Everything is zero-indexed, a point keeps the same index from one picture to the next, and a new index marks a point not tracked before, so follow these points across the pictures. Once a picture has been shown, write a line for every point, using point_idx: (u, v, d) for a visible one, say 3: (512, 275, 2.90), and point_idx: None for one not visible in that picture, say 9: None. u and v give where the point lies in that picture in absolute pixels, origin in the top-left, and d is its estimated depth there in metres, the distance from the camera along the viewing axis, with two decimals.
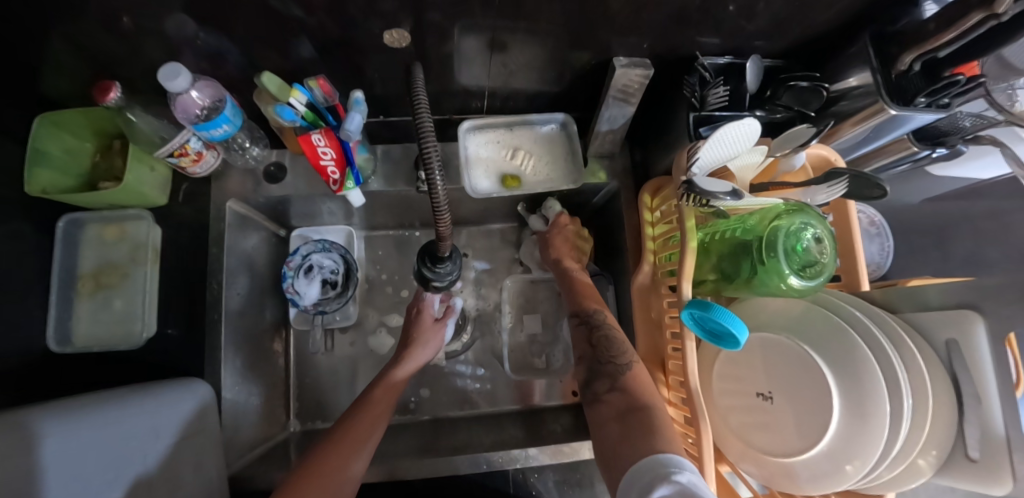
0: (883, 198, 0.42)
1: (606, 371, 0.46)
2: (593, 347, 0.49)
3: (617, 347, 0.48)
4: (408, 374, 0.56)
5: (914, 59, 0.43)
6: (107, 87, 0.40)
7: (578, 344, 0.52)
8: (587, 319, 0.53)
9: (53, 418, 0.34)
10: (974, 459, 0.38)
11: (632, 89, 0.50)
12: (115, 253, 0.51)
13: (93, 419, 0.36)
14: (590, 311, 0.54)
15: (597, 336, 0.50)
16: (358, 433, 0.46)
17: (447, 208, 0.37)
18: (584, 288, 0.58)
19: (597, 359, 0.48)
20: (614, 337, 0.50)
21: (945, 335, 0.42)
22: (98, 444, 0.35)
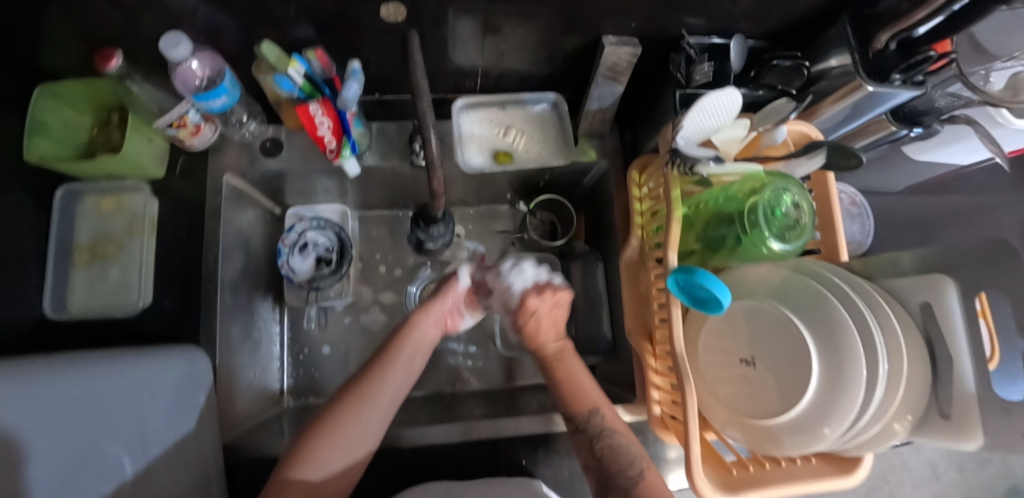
0: (861, 166, 0.44)
1: (617, 485, 0.42)
2: (599, 461, 0.44)
3: (625, 457, 0.43)
4: (432, 329, 0.52)
5: (890, 37, 0.44)
6: (109, 55, 0.41)
7: (580, 455, 0.47)
8: (586, 427, 0.46)
9: (43, 369, 0.33)
10: (947, 417, 0.40)
11: (620, 68, 0.51)
12: (111, 225, 0.52)
13: (86, 370, 0.36)
14: (586, 414, 0.47)
15: (601, 447, 0.45)
16: (387, 386, 0.44)
17: (442, 171, 0.39)
18: (577, 367, 0.51)
19: (605, 474, 0.44)
20: (621, 444, 0.44)
21: (919, 298, 0.43)
22: (96, 397, 0.35)
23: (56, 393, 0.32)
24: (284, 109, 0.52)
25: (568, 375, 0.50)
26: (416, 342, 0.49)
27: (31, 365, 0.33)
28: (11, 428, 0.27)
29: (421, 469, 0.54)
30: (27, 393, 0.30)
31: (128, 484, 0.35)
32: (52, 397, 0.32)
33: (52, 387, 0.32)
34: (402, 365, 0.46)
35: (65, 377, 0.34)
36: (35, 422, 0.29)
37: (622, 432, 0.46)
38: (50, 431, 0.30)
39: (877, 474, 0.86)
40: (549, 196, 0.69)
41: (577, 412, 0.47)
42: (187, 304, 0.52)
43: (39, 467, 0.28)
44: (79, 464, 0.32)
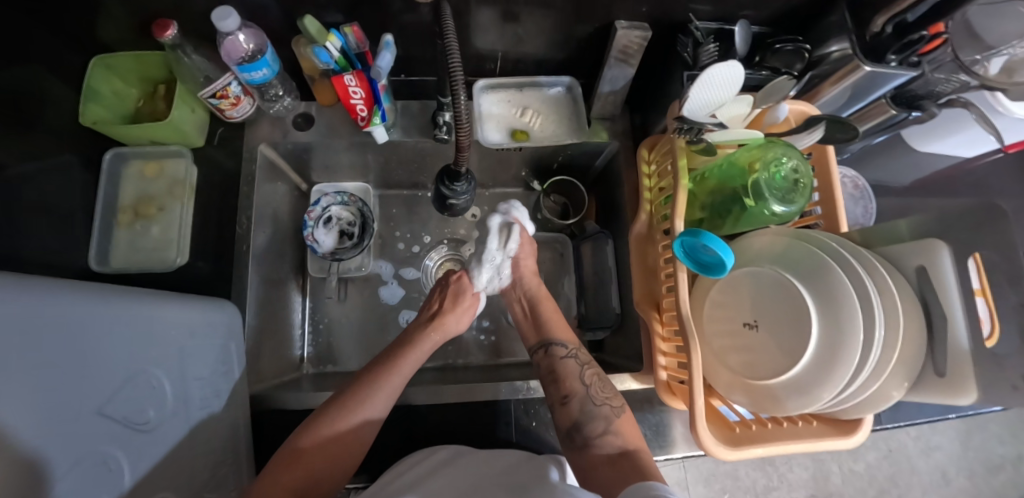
0: (855, 140, 0.47)
1: (601, 413, 0.49)
2: (586, 387, 0.51)
3: (609, 389, 0.52)
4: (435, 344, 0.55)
5: (885, 21, 0.48)
6: (165, 25, 0.45)
7: (560, 376, 0.53)
8: (574, 356, 0.54)
9: (103, 289, 0.35)
10: (942, 375, 0.41)
11: (631, 51, 0.55)
12: (154, 188, 0.56)
13: (137, 297, 0.38)
14: (574, 345, 0.56)
15: (590, 375, 0.52)
16: (373, 400, 0.46)
17: (468, 120, 0.42)
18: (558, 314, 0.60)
19: (590, 398, 0.50)
20: (602, 375, 0.53)
21: (915, 263, 0.45)
22: (143, 326, 0.38)
23: (111, 314, 0.34)
24: (316, 83, 0.57)
25: (549, 309, 0.60)
26: (417, 355, 0.52)
27: (96, 286, 0.35)
28: (64, 346, 0.29)
29: (434, 430, 0.56)
30: (87, 315, 0.32)
31: (169, 404, 0.39)
32: (107, 319, 0.34)
33: (109, 309, 0.34)
34: (398, 373, 0.49)
35: (119, 301, 0.36)
36: (86, 344, 0.31)
37: (597, 367, 0.54)
38: (101, 352, 0.32)
39: (883, 469, 0.86)
40: (562, 178, 0.73)
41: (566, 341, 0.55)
42: (220, 265, 0.56)
43: (89, 382, 0.31)
44: (127, 382, 0.35)
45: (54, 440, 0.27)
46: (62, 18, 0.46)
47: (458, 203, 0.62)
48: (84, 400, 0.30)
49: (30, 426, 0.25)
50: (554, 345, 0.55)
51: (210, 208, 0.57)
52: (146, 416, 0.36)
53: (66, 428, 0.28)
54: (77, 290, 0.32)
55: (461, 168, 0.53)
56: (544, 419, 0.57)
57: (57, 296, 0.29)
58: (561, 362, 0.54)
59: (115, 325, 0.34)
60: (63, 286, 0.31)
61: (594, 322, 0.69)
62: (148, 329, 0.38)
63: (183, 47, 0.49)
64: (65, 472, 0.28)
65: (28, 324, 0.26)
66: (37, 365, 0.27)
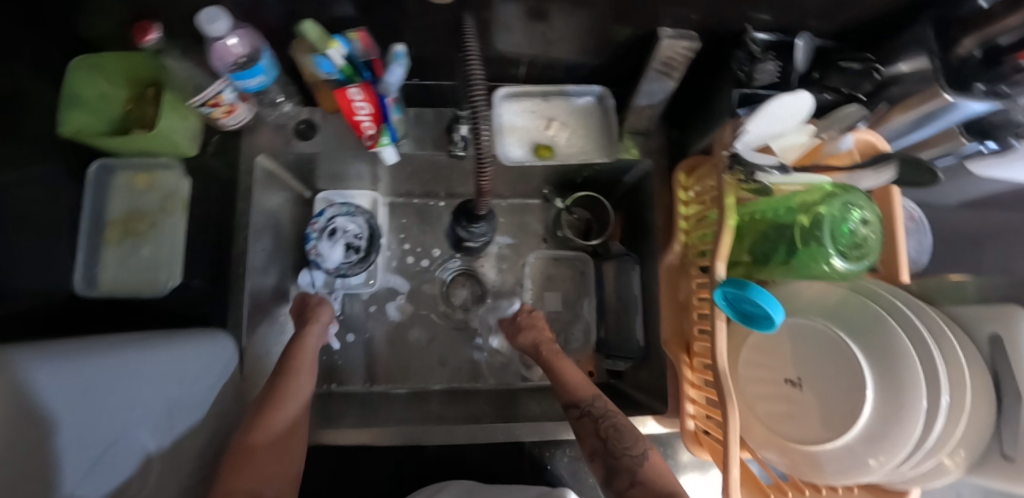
0: (934, 184, 0.41)
1: (627, 464, 0.44)
2: (605, 442, 0.46)
3: (630, 436, 0.46)
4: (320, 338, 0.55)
5: (975, 44, 0.41)
6: (147, 28, 0.39)
7: (584, 438, 0.48)
8: (589, 410, 0.50)
9: (90, 352, 0.33)
10: (1009, 459, 0.37)
11: (675, 63, 0.48)
12: (144, 201, 0.52)
13: (128, 353, 0.36)
14: (587, 399, 0.51)
15: (606, 426, 0.47)
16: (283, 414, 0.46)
17: (492, 166, 0.38)
18: (566, 365, 0.56)
19: (609, 453, 0.46)
20: (622, 424, 0.48)
21: (988, 330, 0.40)
22: (133, 387, 0.36)
23: (99, 381, 0.33)
24: (320, 90, 0.51)
25: (558, 364, 0.56)
26: (307, 371, 0.51)
27: (67, 351, 0.32)
28: (43, 435, 0.27)
29: (441, 470, 0.54)
30: (62, 392, 0.29)
31: (151, 465, 0.37)
32: (93, 390, 0.32)
33: (97, 377, 0.33)
34: (299, 373, 0.50)
35: (109, 363, 0.34)
36: (69, 423, 0.29)
37: (619, 416, 0.49)
38: (84, 428, 0.31)
39: None
40: (585, 194, 0.68)
41: (580, 395, 0.52)
42: (216, 286, 0.52)
43: (68, 464, 0.29)
44: (108, 450, 0.33)
45: None
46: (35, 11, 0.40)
47: (476, 244, 0.59)
48: (65, 484, 0.29)
49: None
50: (572, 403, 0.51)
51: (204, 223, 0.53)
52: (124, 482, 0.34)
53: None
54: (67, 363, 0.30)
55: (484, 209, 0.48)
56: (560, 463, 0.54)
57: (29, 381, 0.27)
58: (576, 422, 0.49)
59: (104, 392, 0.33)
60: (52, 362, 0.29)
61: (614, 349, 0.65)
62: (139, 389, 0.36)
63: (169, 50, 0.43)
64: None
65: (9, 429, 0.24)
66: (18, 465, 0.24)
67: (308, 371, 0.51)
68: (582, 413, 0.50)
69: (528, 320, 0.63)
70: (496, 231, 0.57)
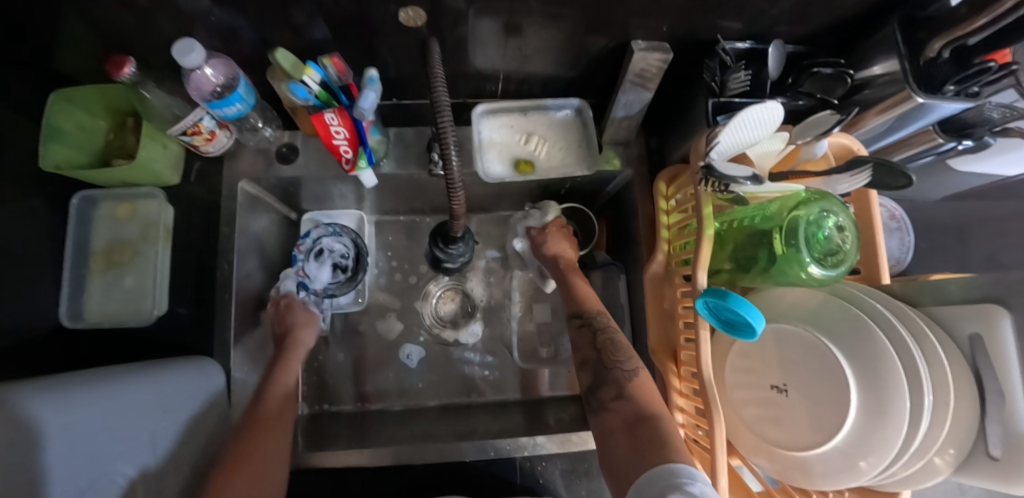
0: (909, 188, 0.40)
1: (617, 376, 0.43)
2: (599, 353, 0.46)
3: (624, 352, 0.45)
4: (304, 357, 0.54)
5: (944, 46, 0.41)
6: (121, 62, 0.40)
7: (580, 346, 0.48)
8: (591, 322, 0.49)
9: (44, 389, 0.32)
10: (994, 458, 0.37)
11: (649, 74, 0.49)
12: (126, 231, 0.52)
13: (91, 389, 0.35)
14: (592, 312, 0.50)
15: (602, 338, 0.47)
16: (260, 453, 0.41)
17: (461, 186, 0.39)
18: (583, 282, 0.55)
19: (601, 364, 0.45)
20: (621, 341, 0.47)
21: (969, 329, 0.40)
22: (105, 421, 0.35)
23: (59, 417, 0.32)
24: (298, 115, 0.51)
25: (575, 280, 0.55)
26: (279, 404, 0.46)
27: (39, 391, 0.32)
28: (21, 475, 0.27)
29: (433, 484, 0.54)
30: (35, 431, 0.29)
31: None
32: (58, 426, 0.31)
33: (56, 414, 0.32)
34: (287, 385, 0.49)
35: (68, 399, 0.33)
36: (47, 461, 0.29)
37: (620, 337, 0.48)
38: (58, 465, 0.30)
39: None
40: (570, 205, 0.68)
41: (586, 308, 0.51)
42: (203, 313, 0.52)
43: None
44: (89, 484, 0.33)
45: None
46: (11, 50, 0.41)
47: (454, 265, 0.59)
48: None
49: None
50: (577, 314, 0.51)
51: (189, 251, 0.53)
52: None
53: None
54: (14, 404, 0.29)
55: (457, 231, 0.48)
56: (551, 476, 0.54)
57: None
58: (579, 330, 0.49)
59: (69, 427, 0.32)
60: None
61: None
62: (111, 422, 0.35)
63: (145, 82, 0.44)
64: None
65: None
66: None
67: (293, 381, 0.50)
68: (586, 323, 0.49)
69: (545, 237, 0.61)
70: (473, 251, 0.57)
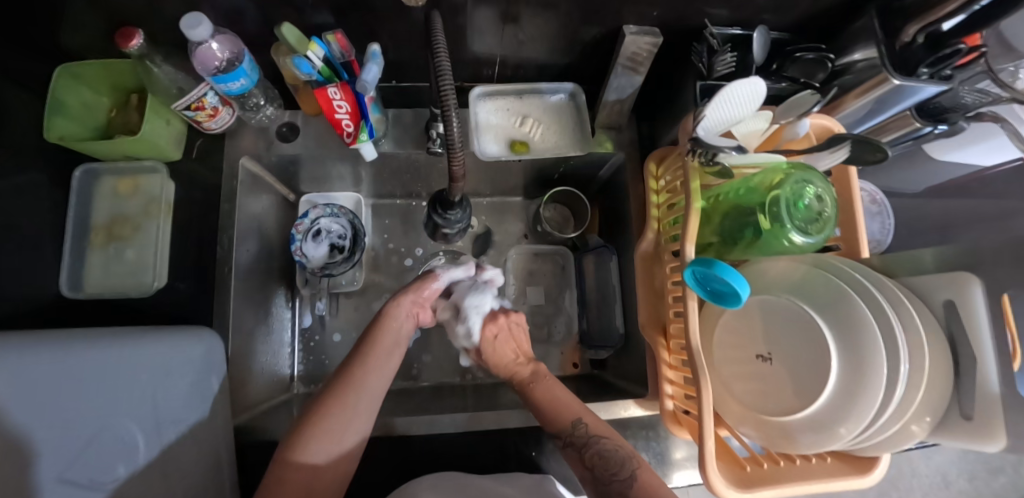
0: (885, 162, 0.42)
1: (615, 491, 0.40)
2: (593, 471, 0.43)
3: (616, 460, 0.42)
4: (406, 326, 0.50)
5: (918, 31, 0.44)
6: (130, 34, 0.41)
7: (573, 468, 0.45)
8: (572, 439, 0.45)
9: (15, 354, 0.33)
10: (968, 418, 0.39)
11: (640, 58, 0.50)
12: (128, 206, 0.53)
13: (71, 353, 0.35)
14: (569, 427, 0.46)
15: (591, 455, 0.44)
16: (350, 407, 0.41)
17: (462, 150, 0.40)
18: (550, 387, 0.50)
19: (600, 481, 0.42)
20: (609, 450, 0.43)
21: (943, 296, 0.42)
22: (85, 390, 0.35)
23: (17, 386, 0.32)
24: (301, 92, 0.53)
25: (541, 388, 0.50)
26: (382, 353, 0.45)
27: (39, 345, 0.34)
28: None
29: (430, 464, 0.54)
30: None
31: (142, 456, 0.37)
32: (16, 394, 0.32)
33: (16, 383, 0.32)
34: (372, 369, 0.44)
35: (39, 366, 0.33)
36: None
37: (611, 437, 0.45)
38: (26, 434, 0.31)
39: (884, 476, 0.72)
40: (563, 189, 0.70)
41: (561, 424, 0.46)
42: (202, 288, 0.53)
43: None
44: (87, 443, 0.35)
45: None
46: (18, 23, 0.42)
47: (451, 231, 0.61)
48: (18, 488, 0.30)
49: None
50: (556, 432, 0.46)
51: (188, 226, 0.54)
52: (112, 474, 0.35)
53: None
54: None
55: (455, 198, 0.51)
56: (545, 450, 0.55)
57: None
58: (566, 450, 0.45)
59: (35, 396, 0.33)
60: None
61: (596, 340, 0.67)
62: (91, 390, 0.36)
63: (152, 56, 0.45)
64: None
65: None
66: None
67: (386, 361, 0.45)
68: (571, 444, 0.45)
69: (491, 345, 0.54)
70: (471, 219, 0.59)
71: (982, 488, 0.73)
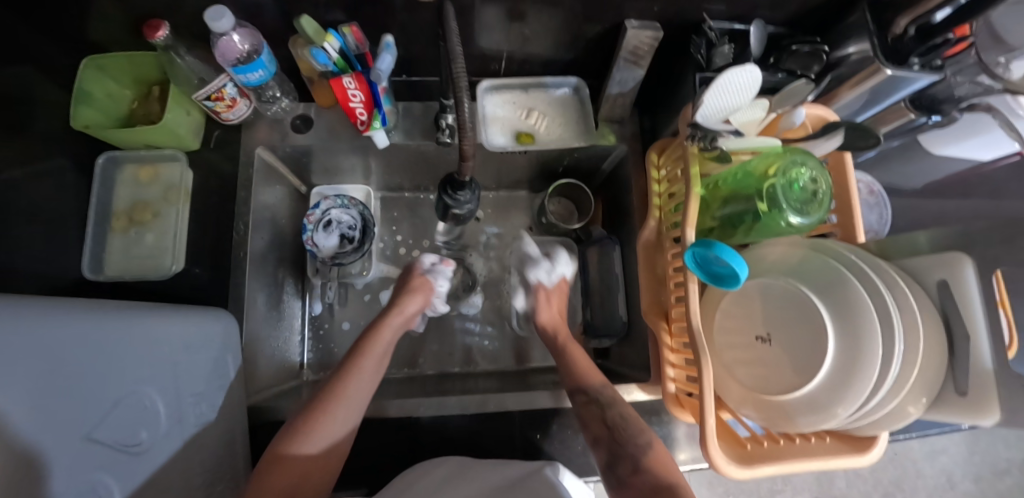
0: (877, 147, 0.45)
1: (631, 452, 0.46)
2: (611, 429, 0.48)
3: (633, 427, 0.48)
4: (397, 327, 0.57)
5: (909, 22, 0.46)
6: (156, 25, 0.43)
7: (588, 426, 0.50)
8: (596, 399, 0.51)
9: (57, 320, 0.30)
10: (963, 394, 0.39)
11: (642, 52, 0.52)
12: (148, 193, 0.55)
13: (102, 322, 0.34)
14: (598, 387, 0.52)
15: (613, 416, 0.49)
16: (340, 406, 0.45)
17: (472, 129, 0.42)
18: (579, 355, 0.58)
19: (615, 441, 0.48)
20: (628, 414, 0.50)
21: (937, 277, 0.43)
22: (112, 360, 0.34)
23: (61, 356, 0.30)
24: (316, 84, 0.55)
25: (576, 351, 0.58)
26: (374, 358, 0.51)
27: (89, 303, 0.35)
28: (58, 362, 0.30)
29: (436, 448, 0.55)
30: (73, 338, 0.31)
31: (162, 423, 0.38)
32: (63, 365, 0.30)
33: (60, 353, 0.30)
34: (359, 372, 0.49)
35: (74, 336, 0.31)
36: (86, 369, 0.32)
37: (626, 405, 0.51)
38: (66, 404, 0.30)
39: (889, 474, 0.72)
40: (568, 181, 0.71)
41: (591, 382, 0.53)
42: (217, 272, 0.54)
43: (83, 411, 0.31)
44: (113, 409, 0.34)
45: (51, 447, 0.28)
46: (51, 16, 0.44)
47: (461, 212, 0.62)
48: (63, 459, 0.29)
49: (20, 411, 0.26)
50: (580, 389, 0.53)
51: (205, 213, 0.56)
52: (137, 438, 0.35)
53: (60, 442, 0.29)
54: (21, 338, 0.27)
55: (465, 178, 0.53)
56: (549, 431, 0.56)
57: (49, 316, 0.30)
58: (587, 408, 0.51)
59: (78, 367, 0.31)
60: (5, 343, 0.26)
61: (600, 329, 0.68)
62: (117, 361, 0.35)
63: (176, 48, 0.47)
64: (58, 465, 0.28)
65: (23, 343, 0.27)
66: (31, 370, 0.27)
67: (374, 364, 0.51)
68: (595, 402, 0.51)
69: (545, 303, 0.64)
70: (480, 199, 0.61)
71: (987, 484, 0.73)
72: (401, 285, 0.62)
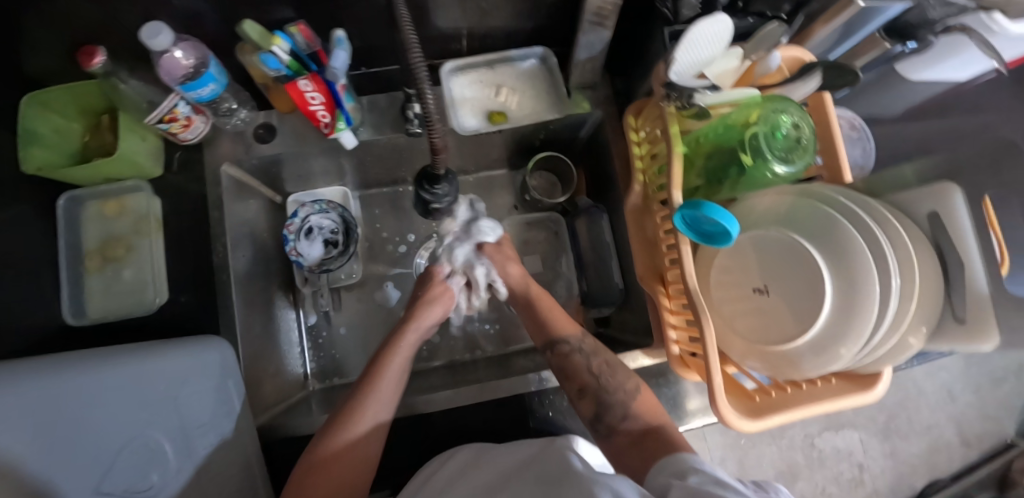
0: (857, 82, 0.46)
1: (618, 399, 0.46)
2: (597, 377, 0.49)
3: (621, 373, 0.49)
4: (412, 344, 0.54)
5: None
6: (91, 51, 0.40)
7: (573, 376, 0.50)
8: (578, 348, 0.52)
9: (42, 378, 0.30)
10: (960, 320, 0.40)
11: (606, 13, 0.49)
12: (118, 227, 0.53)
13: (91, 373, 0.33)
14: (576, 339, 0.53)
15: (598, 364, 0.50)
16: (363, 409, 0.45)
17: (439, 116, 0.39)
18: (553, 307, 0.58)
19: (603, 386, 0.48)
20: (613, 363, 0.50)
21: (925, 208, 0.43)
22: (105, 409, 0.33)
23: (60, 412, 0.30)
24: (272, 90, 0.54)
25: (545, 302, 0.59)
26: (404, 352, 0.52)
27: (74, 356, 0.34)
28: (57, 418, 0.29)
29: (448, 437, 0.55)
30: (68, 391, 0.31)
31: (172, 462, 0.38)
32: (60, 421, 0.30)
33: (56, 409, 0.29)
34: (380, 383, 0.48)
35: (66, 390, 0.31)
36: (86, 420, 0.32)
37: (606, 355, 0.52)
38: (73, 459, 0.30)
39: (894, 400, 0.74)
40: (549, 154, 0.70)
41: (563, 335, 0.54)
42: (203, 298, 0.53)
43: (89, 464, 0.31)
44: (120, 455, 0.34)
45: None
46: None
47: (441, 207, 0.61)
48: None
49: (30, 467, 0.26)
50: (558, 342, 0.54)
51: (181, 240, 0.54)
52: (149, 481, 0.35)
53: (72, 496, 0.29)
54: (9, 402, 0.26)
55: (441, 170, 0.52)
56: (560, 407, 0.57)
57: (36, 375, 0.30)
58: (568, 356, 0.52)
59: (77, 422, 0.31)
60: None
61: (598, 299, 0.68)
62: (113, 409, 0.34)
63: (116, 72, 0.44)
64: None
65: (15, 403, 0.27)
66: (29, 427, 0.27)
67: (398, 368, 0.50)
68: (577, 352, 0.52)
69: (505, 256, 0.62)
70: (458, 190, 0.59)
71: (988, 397, 0.75)
72: (417, 296, 0.61)
